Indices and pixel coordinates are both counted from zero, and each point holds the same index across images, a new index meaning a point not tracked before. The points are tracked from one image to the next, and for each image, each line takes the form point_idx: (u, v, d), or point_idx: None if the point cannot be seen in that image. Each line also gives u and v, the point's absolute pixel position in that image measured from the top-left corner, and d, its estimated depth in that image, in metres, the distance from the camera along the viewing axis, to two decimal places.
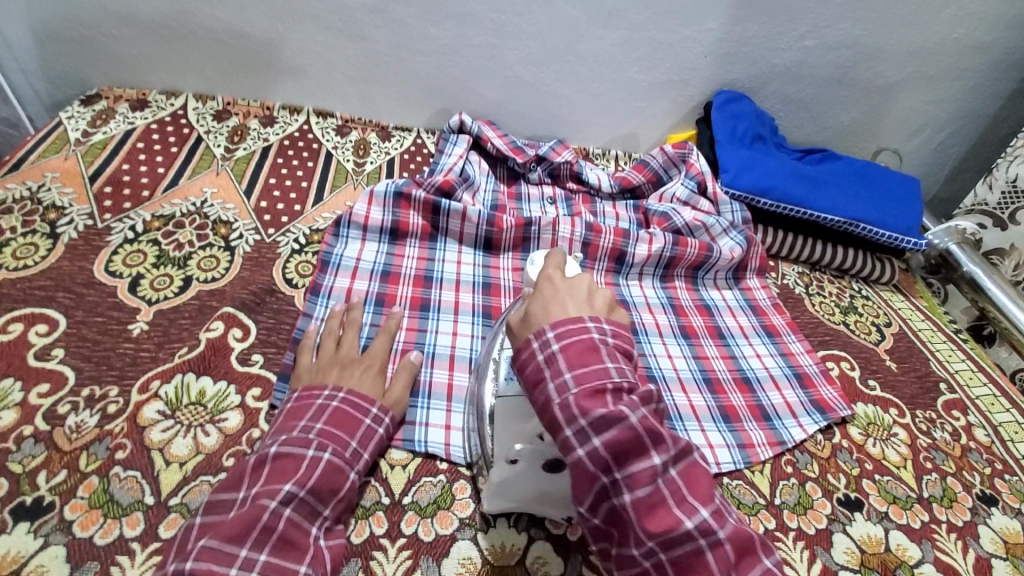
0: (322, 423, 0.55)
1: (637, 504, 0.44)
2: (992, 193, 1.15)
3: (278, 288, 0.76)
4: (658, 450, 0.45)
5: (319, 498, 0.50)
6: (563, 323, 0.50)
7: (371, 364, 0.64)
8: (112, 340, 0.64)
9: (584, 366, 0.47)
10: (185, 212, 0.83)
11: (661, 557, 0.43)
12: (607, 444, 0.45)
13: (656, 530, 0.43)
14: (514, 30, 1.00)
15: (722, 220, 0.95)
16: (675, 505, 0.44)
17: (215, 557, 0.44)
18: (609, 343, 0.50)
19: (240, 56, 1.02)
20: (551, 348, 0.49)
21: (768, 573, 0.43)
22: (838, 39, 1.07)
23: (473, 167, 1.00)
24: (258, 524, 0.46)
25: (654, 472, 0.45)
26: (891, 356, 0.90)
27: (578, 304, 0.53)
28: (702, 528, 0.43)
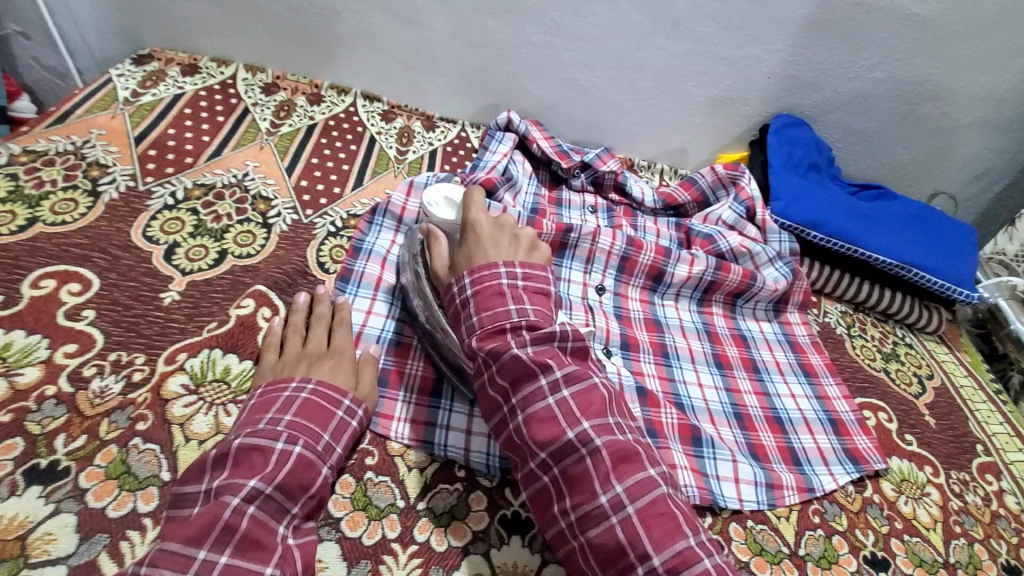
0: (291, 415, 0.53)
1: (529, 421, 0.51)
2: (1012, 243, 1.13)
3: (311, 271, 0.74)
4: (545, 375, 0.52)
5: (287, 495, 0.48)
6: (477, 267, 0.58)
7: (340, 359, 0.61)
8: (143, 307, 0.64)
9: (489, 310, 0.55)
10: (226, 183, 0.83)
11: (554, 470, 0.50)
12: (504, 375, 0.53)
13: (545, 442, 0.50)
14: (574, 31, 0.98)
15: (769, 249, 0.92)
16: (562, 421, 0.50)
17: (172, 561, 0.42)
18: (519, 286, 0.57)
19: (294, 29, 1.01)
20: (467, 291, 0.58)
21: (647, 479, 0.48)
22: (909, 73, 1.02)
23: (518, 167, 0.98)
24: (220, 522, 0.45)
25: (541, 393, 0.51)
26: (930, 411, 0.85)
27: (502, 250, 0.61)
28: (583, 439, 0.49)
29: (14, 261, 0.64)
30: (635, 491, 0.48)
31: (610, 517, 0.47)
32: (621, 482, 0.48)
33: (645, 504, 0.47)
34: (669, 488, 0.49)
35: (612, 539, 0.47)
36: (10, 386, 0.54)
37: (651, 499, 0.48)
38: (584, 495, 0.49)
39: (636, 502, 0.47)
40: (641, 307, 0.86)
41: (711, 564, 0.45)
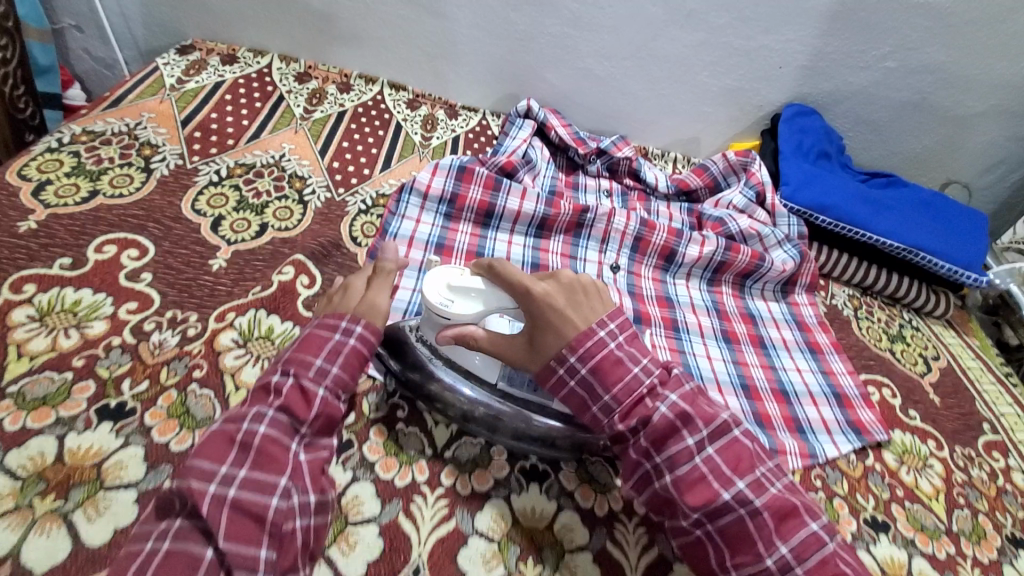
0: (289, 351, 0.56)
1: (680, 483, 0.53)
2: None
3: (344, 244, 0.80)
4: (691, 431, 0.54)
5: (292, 415, 0.53)
6: (581, 342, 0.56)
7: (351, 286, 0.64)
8: (194, 272, 0.70)
9: (616, 382, 0.56)
10: (265, 163, 0.89)
11: (710, 528, 0.52)
12: (647, 437, 0.55)
13: (699, 503, 0.52)
14: (592, 22, 1.02)
15: (778, 232, 0.95)
16: (715, 481, 0.52)
17: (199, 474, 0.47)
18: (622, 343, 0.58)
19: (326, 21, 1.07)
20: (582, 372, 0.56)
21: (811, 534, 0.50)
22: (921, 63, 1.04)
23: (536, 152, 1.02)
24: (233, 441, 0.49)
25: (689, 453, 0.53)
26: (935, 390, 0.88)
27: (581, 313, 0.58)
28: (741, 500, 0.51)
29: (80, 229, 0.70)
30: (802, 550, 0.50)
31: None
32: (785, 539, 0.50)
33: (814, 564, 0.49)
34: (834, 543, 0.51)
35: None
36: (81, 336, 0.60)
37: (820, 557, 0.50)
38: (747, 555, 0.50)
39: (804, 561, 0.49)
40: (653, 285, 0.90)
41: None
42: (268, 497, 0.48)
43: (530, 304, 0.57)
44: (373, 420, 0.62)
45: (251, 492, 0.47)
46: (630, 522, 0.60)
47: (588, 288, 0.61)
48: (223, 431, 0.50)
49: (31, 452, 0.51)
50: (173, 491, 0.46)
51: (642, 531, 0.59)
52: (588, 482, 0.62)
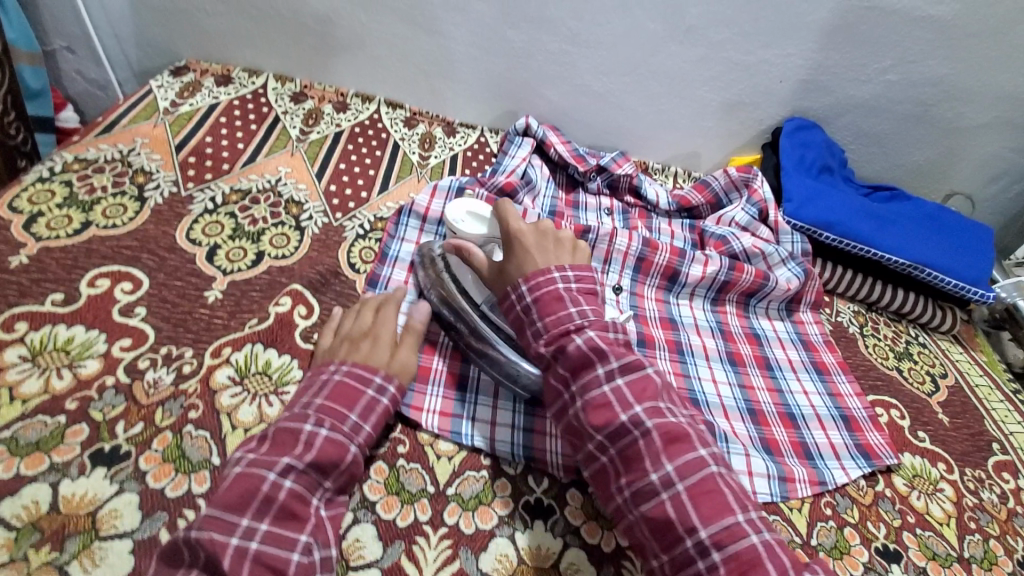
0: (322, 398, 0.57)
1: (586, 406, 0.54)
2: None
3: (343, 271, 0.78)
4: (602, 362, 0.55)
5: (320, 470, 0.53)
6: (533, 276, 0.61)
7: (378, 337, 0.65)
8: (189, 305, 0.68)
9: (551, 313, 0.59)
10: (261, 188, 0.87)
11: (611, 451, 0.53)
12: (564, 364, 0.57)
13: (600, 425, 0.53)
14: (590, 39, 1.01)
15: (782, 250, 0.94)
16: (617, 405, 0.53)
17: (218, 526, 0.47)
18: (572, 288, 0.61)
19: (322, 40, 1.07)
20: (526, 298, 0.61)
21: (700, 461, 0.51)
22: (922, 75, 1.03)
23: (536, 171, 1.01)
24: (258, 493, 0.49)
25: (598, 381, 0.54)
26: (944, 409, 0.87)
27: (548, 257, 0.64)
28: (636, 422, 0.52)
29: (73, 262, 0.69)
30: (685, 470, 0.50)
31: (662, 493, 0.50)
32: (672, 461, 0.51)
33: (696, 482, 0.50)
34: (720, 468, 0.51)
35: (663, 513, 0.50)
36: (74, 377, 0.59)
37: (702, 477, 0.50)
38: (636, 472, 0.51)
39: (686, 480, 0.50)
40: (656, 306, 0.88)
41: (759, 542, 0.47)
42: (288, 552, 0.48)
43: (507, 239, 0.67)
44: (374, 457, 0.61)
45: (271, 546, 0.48)
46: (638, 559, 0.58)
47: (565, 244, 0.67)
48: (248, 482, 0.49)
49: (25, 501, 0.50)
50: (187, 540, 0.46)
51: None
52: (595, 517, 0.61)
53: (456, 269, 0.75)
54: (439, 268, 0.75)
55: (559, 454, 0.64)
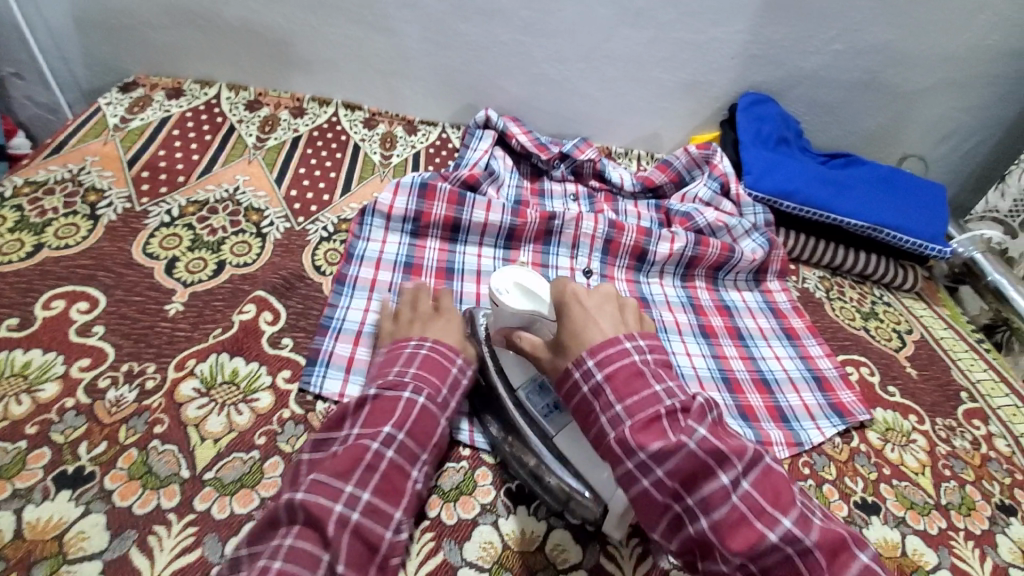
0: (414, 369, 0.60)
1: (717, 526, 0.48)
2: (1005, 200, 1.10)
3: (307, 274, 0.77)
4: (724, 469, 0.49)
5: (416, 441, 0.56)
6: (601, 348, 0.56)
7: (450, 318, 0.68)
8: (150, 319, 0.67)
9: (631, 395, 0.54)
10: (219, 199, 0.86)
11: (753, 570, 0.47)
12: (670, 471, 0.50)
13: (741, 547, 0.47)
14: (543, 28, 1.02)
15: (745, 222, 0.96)
16: (756, 519, 0.48)
17: (326, 491, 0.51)
18: (648, 360, 0.57)
19: (273, 46, 1.05)
20: (594, 378, 0.56)
21: (867, 568, 0.47)
22: (867, 43, 1.06)
23: (499, 162, 1.01)
24: (362, 462, 0.53)
25: (724, 491, 0.49)
26: (911, 363, 0.89)
27: (616, 322, 0.60)
28: (789, 538, 0.47)
29: (26, 285, 0.67)
30: None
31: None
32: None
33: None
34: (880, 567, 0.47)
35: None
36: (32, 401, 0.57)
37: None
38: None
39: None
40: (627, 286, 0.89)
41: None
42: (382, 527, 0.51)
43: (562, 301, 0.62)
44: None
45: (369, 518, 0.51)
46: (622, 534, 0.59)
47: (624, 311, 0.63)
48: (354, 452, 0.53)
49: None
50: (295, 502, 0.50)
51: (636, 543, 0.58)
52: None
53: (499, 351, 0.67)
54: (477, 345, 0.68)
55: None
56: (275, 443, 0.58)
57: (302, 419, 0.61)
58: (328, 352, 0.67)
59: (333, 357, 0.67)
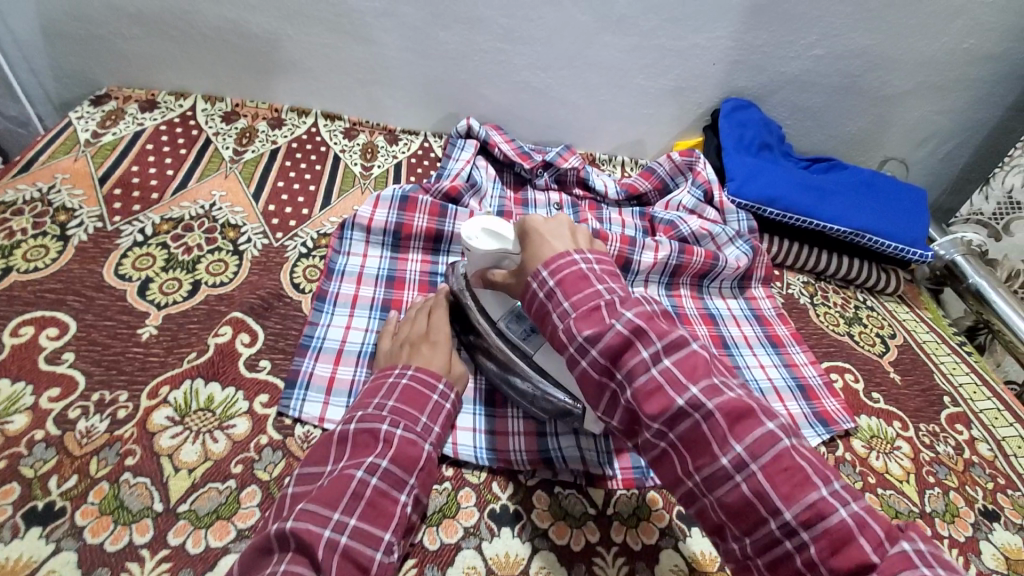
0: (394, 400, 0.60)
1: (636, 393, 0.48)
2: (988, 203, 1.10)
3: (286, 293, 0.75)
4: (644, 344, 0.48)
5: (402, 468, 0.55)
6: (554, 260, 0.56)
7: (437, 341, 0.68)
8: (122, 345, 0.65)
9: (576, 292, 0.53)
10: (194, 215, 0.84)
11: (671, 436, 0.47)
12: (602, 350, 0.50)
13: (656, 412, 0.47)
14: (524, 35, 1.01)
15: (728, 229, 0.96)
16: (670, 389, 0.46)
17: (313, 519, 0.49)
18: (595, 267, 0.55)
19: (250, 57, 1.03)
20: (548, 284, 0.55)
21: (771, 435, 0.44)
22: (847, 48, 1.06)
23: (481, 172, 1.00)
24: (348, 490, 0.52)
25: (644, 364, 0.48)
26: (895, 368, 0.90)
27: (567, 242, 0.59)
28: (694, 403, 0.45)
29: None
30: (757, 448, 0.44)
31: (735, 475, 0.44)
32: (741, 443, 0.44)
33: (771, 459, 0.43)
34: (793, 439, 0.45)
35: (739, 494, 0.44)
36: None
37: (776, 454, 0.43)
38: (704, 457, 0.45)
39: (760, 459, 0.43)
40: None
41: (849, 514, 0.41)
42: (373, 549, 0.50)
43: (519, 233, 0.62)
44: None
45: (359, 542, 0.50)
46: (609, 554, 0.58)
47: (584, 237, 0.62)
48: (339, 480, 0.52)
49: None
50: (282, 531, 0.48)
51: (622, 562, 0.58)
52: (562, 517, 0.61)
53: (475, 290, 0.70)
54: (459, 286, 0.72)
55: (522, 451, 0.65)
56: (252, 471, 0.57)
57: (280, 445, 0.60)
58: (307, 373, 0.66)
59: (314, 377, 0.66)
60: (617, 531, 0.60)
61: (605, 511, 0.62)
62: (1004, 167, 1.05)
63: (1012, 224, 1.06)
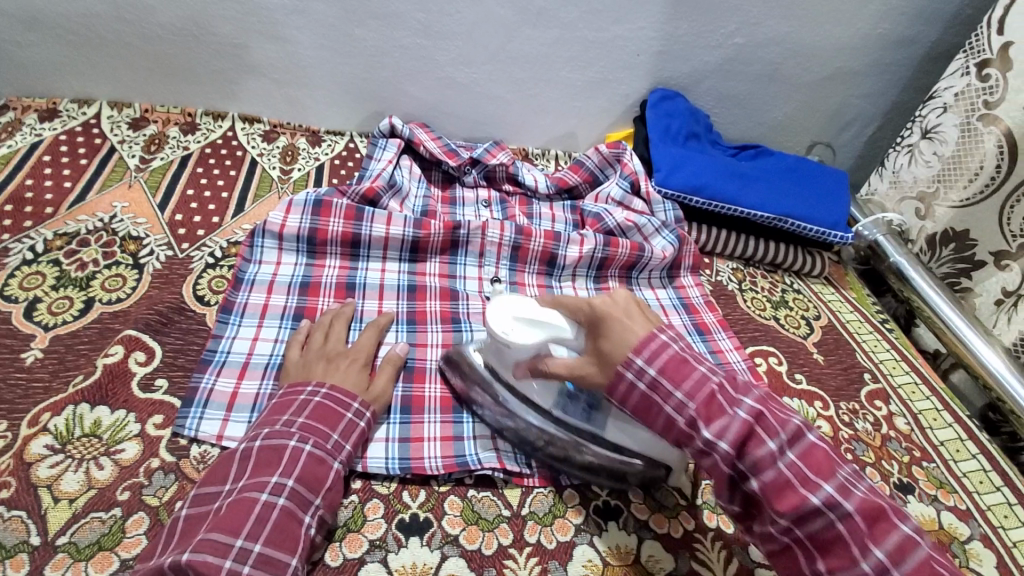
0: (304, 417, 0.57)
1: (765, 489, 0.46)
2: (882, 182, 1.16)
3: (188, 306, 0.72)
4: (771, 435, 0.46)
5: (308, 487, 0.53)
6: (644, 344, 0.51)
7: (358, 357, 0.67)
8: (2, 371, 0.62)
9: (685, 379, 0.49)
10: (91, 229, 0.80)
11: (798, 534, 0.45)
12: (729, 442, 0.47)
13: (786, 510, 0.45)
14: (443, 31, 0.99)
15: (654, 220, 0.96)
16: (802, 486, 0.45)
17: (213, 547, 0.47)
18: (683, 342, 0.52)
19: (155, 60, 0.98)
20: (648, 373, 0.50)
21: (913, 542, 0.42)
22: (766, 36, 1.08)
23: (404, 172, 0.98)
24: (252, 513, 0.49)
25: (770, 456, 0.46)
26: (818, 349, 0.91)
27: (646, 320, 0.54)
28: (831, 504, 0.44)
29: None
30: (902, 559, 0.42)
31: None
32: (880, 548, 0.42)
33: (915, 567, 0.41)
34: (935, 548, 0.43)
35: None
36: None
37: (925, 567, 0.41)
38: (842, 564, 0.43)
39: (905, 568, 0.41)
40: (539, 292, 0.88)
41: None
42: None
43: (592, 317, 0.55)
44: None
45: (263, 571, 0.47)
46: (520, 556, 0.58)
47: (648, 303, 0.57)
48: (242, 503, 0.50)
49: None
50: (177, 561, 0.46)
51: (534, 563, 0.58)
52: (475, 522, 0.60)
53: (509, 380, 0.63)
54: (483, 376, 0.65)
55: (438, 458, 0.64)
56: (140, 497, 0.54)
57: (173, 468, 0.57)
58: (207, 390, 0.63)
59: (213, 394, 0.63)
60: (531, 532, 0.60)
61: (520, 512, 0.62)
62: (895, 148, 1.11)
63: (901, 203, 1.12)
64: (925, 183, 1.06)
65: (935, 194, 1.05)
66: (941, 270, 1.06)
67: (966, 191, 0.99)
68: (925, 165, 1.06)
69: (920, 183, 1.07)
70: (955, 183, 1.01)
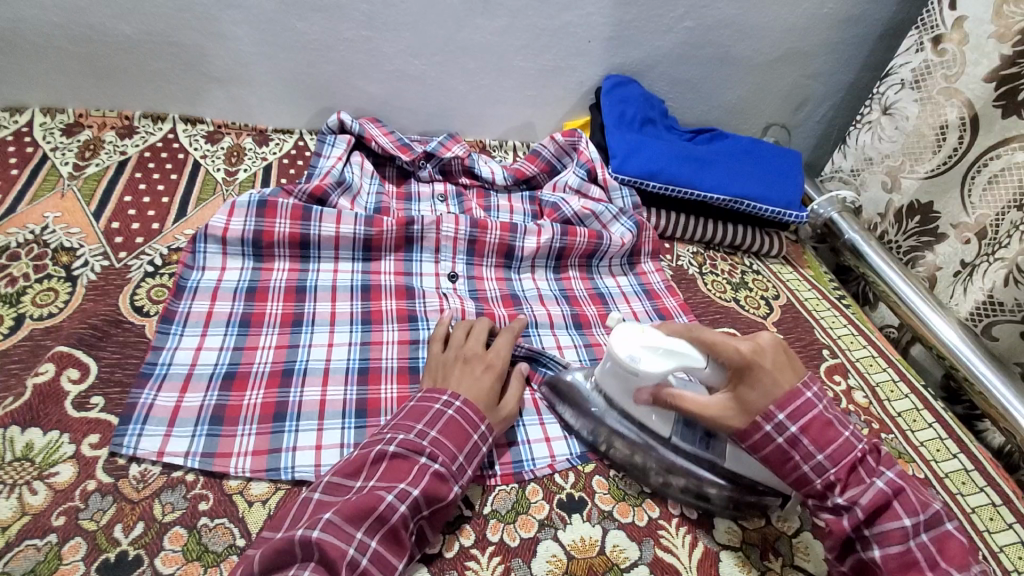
0: (436, 431, 0.57)
1: (888, 559, 0.52)
2: (846, 160, 1.17)
3: (125, 318, 0.69)
4: (907, 513, 0.52)
5: (428, 500, 0.53)
6: (789, 400, 0.55)
7: (493, 364, 0.65)
8: None
9: (830, 442, 0.55)
10: (21, 242, 0.75)
11: None
12: (862, 507, 0.53)
13: None
14: (388, 22, 0.96)
15: (612, 207, 0.96)
16: (927, 566, 0.51)
17: (337, 535, 0.49)
18: (830, 408, 0.57)
19: (86, 62, 0.94)
20: (789, 429, 0.55)
21: None
22: (716, 18, 1.08)
23: (355, 169, 0.95)
24: (375, 512, 0.50)
25: (903, 531, 0.52)
26: (778, 328, 0.92)
27: (784, 371, 0.57)
28: None
29: None
30: None
31: None
32: None
33: None
34: None
35: None
36: None
37: None
38: None
39: None
40: (498, 285, 0.86)
41: None
42: None
43: (740, 363, 0.56)
44: (168, 524, 0.53)
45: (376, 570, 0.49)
46: (483, 556, 0.57)
47: (788, 351, 0.60)
48: (368, 499, 0.51)
49: None
50: (299, 537, 0.48)
51: (497, 563, 0.57)
52: None
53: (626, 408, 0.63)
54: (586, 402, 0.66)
55: None
56: (76, 522, 0.51)
57: (111, 489, 0.54)
58: (146, 405, 0.60)
59: (154, 410, 0.60)
60: (493, 531, 0.59)
61: (481, 512, 0.60)
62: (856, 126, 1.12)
63: (867, 177, 1.13)
64: (892, 158, 1.07)
65: (903, 167, 1.05)
66: (906, 243, 1.07)
67: (931, 163, 1.00)
68: (888, 141, 1.07)
69: (887, 158, 1.08)
70: (921, 157, 1.01)
